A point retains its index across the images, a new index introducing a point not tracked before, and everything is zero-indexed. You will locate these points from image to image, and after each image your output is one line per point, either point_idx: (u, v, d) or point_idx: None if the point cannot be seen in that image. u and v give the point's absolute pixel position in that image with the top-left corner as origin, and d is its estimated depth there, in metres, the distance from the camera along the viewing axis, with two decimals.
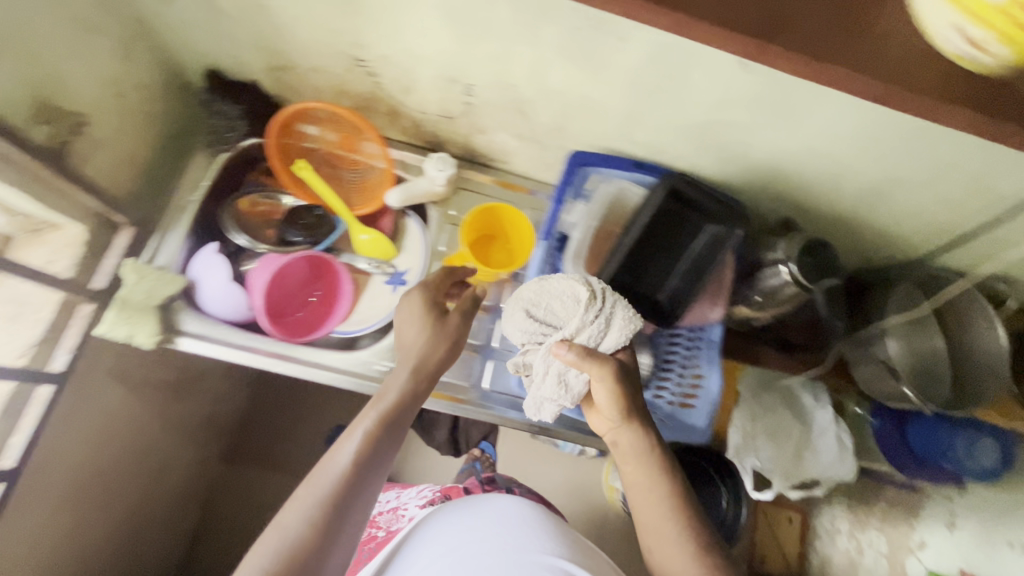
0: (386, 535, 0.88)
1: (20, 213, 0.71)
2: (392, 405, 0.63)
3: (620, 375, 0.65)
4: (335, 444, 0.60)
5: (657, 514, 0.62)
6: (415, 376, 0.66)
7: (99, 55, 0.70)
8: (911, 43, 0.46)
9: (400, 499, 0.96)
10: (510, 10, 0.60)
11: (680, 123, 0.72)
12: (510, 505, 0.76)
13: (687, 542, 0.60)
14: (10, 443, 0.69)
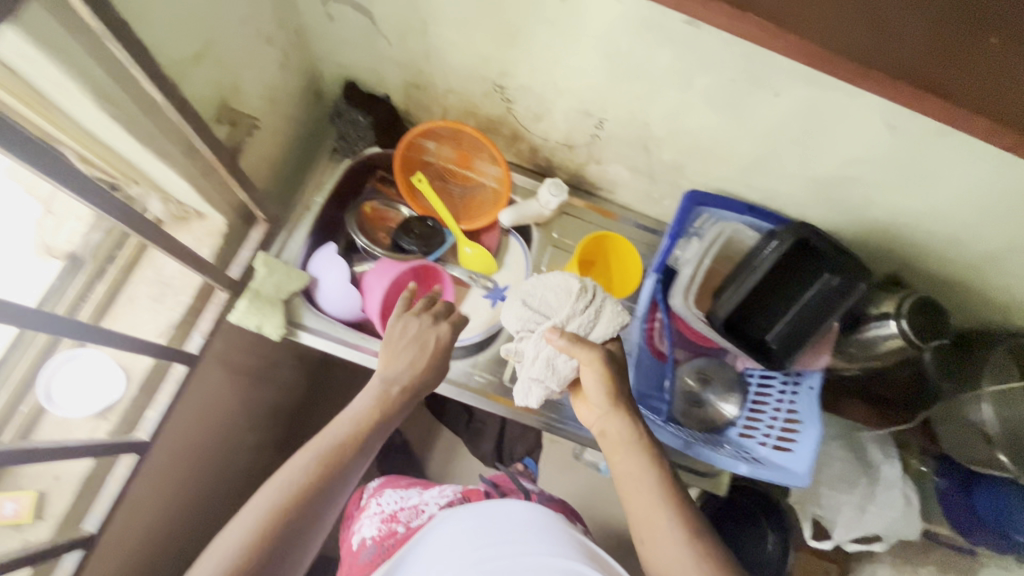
0: (407, 533, 0.80)
1: (175, 200, 0.75)
2: (373, 411, 0.68)
3: (609, 362, 0.68)
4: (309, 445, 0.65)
5: (646, 497, 0.65)
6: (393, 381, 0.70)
7: (267, 63, 0.75)
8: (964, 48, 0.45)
9: (421, 497, 0.88)
10: (671, 58, 0.63)
11: (805, 174, 0.74)
12: (517, 511, 0.72)
13: (675, 526, 0.63)
14: (146, 417, 0.74)
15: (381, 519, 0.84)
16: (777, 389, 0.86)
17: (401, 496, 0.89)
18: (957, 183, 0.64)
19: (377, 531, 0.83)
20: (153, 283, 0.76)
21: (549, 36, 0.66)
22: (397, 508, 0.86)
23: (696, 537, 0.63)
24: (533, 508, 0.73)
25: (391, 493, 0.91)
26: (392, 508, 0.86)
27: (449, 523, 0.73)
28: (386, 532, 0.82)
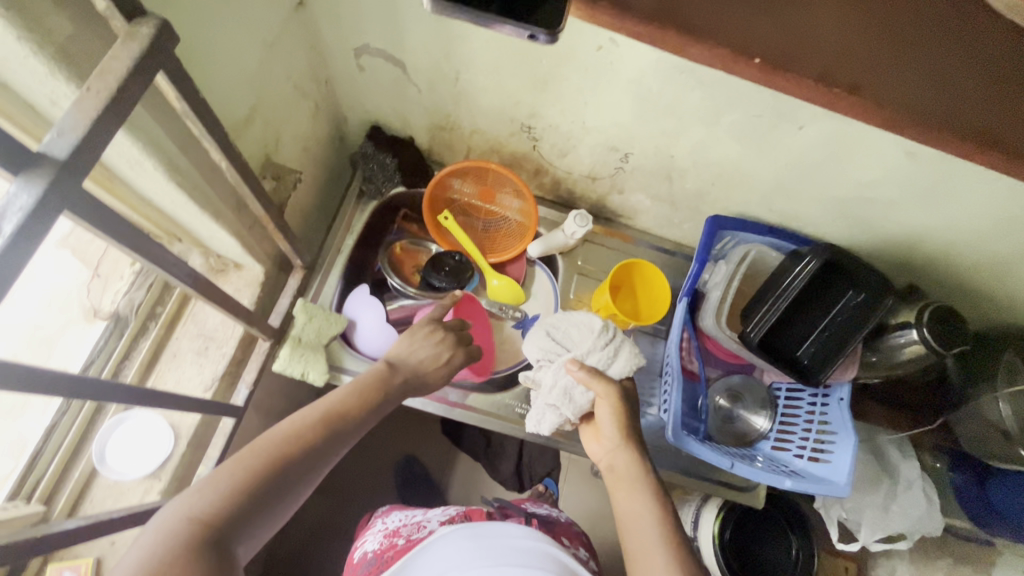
0: (406, 544, 0.79)
1: (214, 253, 0.76)
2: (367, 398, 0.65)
3: (622, 402, 0.69)
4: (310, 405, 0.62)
5: (644, 529, 0.61)
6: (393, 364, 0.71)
7: (301, 115, 0.77)
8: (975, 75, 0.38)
9: (425, 515, 0.89)
10: (701, 97, 0.66)
11: (825, 197, 0.78)
12: (513, 535, 0.73)
13: (665, 547, 0.59)
14: (199, 472, 0.72)
15: (384, 534, 0.86)
16: (806, 402, 0.88)
17: (407, 515, 0.92)
18: (971, 202, 0.68)
19: (379, 544, 0.84)
20: (196, 335, 0.77)
21: (581, 80, 0.69)
22: (399, 525, 0.87)
23: (680, 555, 0.59)
24: (532, 535, 0.73)
25: (399, 514, 0.94)
26: (396, 525, 0.88)
27: (450, 541, 0.72)
28: (386, 545, 0.82)
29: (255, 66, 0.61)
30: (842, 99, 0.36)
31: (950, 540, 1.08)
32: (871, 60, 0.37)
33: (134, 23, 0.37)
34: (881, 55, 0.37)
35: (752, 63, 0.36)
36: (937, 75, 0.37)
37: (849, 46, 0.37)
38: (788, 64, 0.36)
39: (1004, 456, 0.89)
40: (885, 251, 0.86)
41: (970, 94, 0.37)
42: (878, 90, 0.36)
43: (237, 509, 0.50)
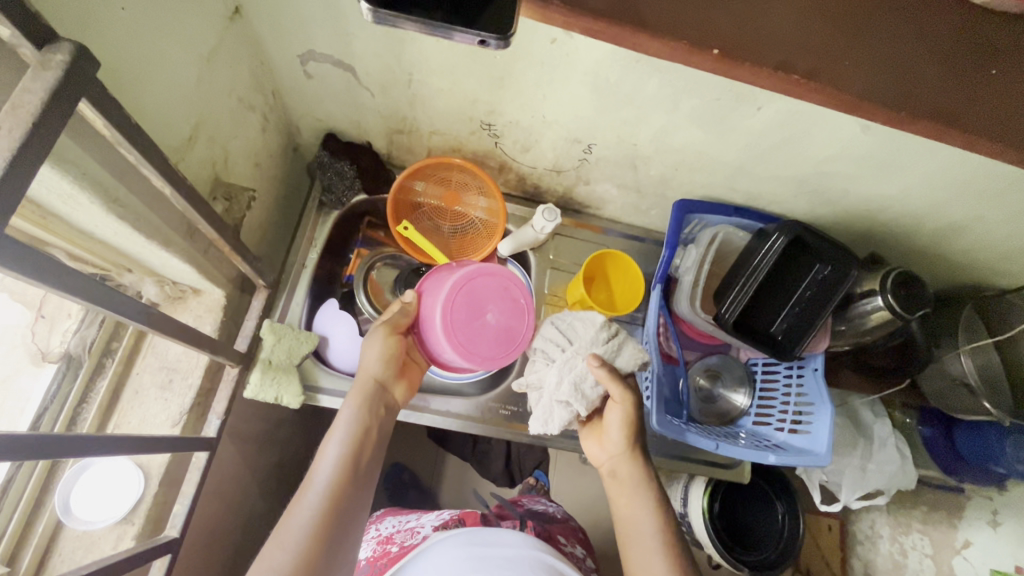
0: (399, 550, 0.78)
1: (169, 281, 0.73)
2: (360, 431, 0.66)
3: (637, 413, 0.70)
4: (310, 478, 0.62)
5: (646, 541, 0.64)
6: (366, 397, 0.69)
7: (249, 128, 0.73)
8: (931, 51, 0.37)
9: (418, 519, 0.88)
10: (659, 85, 0.65)
11: (787, 175, 0.79)
12: (505, 541, 0.73)
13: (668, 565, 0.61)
14: (175, 511, 0.69)
15: (377, 542, 0.85)
16: (783, 375, 0.89)
17: (401, 520, 0.91)
18: (924, 171, 0.70)
19: (372, 552, 0.83)
20: (158, 369, 0.73)
21: (538, 75, 0.68)
22: (393, 531, 0.87)
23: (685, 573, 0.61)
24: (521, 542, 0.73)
25: (393, 519, 0.93)
26: (390, 531, 0.88)
27: (444, 545, 0.72)
28: (379, 553, 0.81)
29: (193, 82, 0.57)
30: (804, 87, 0.36)
31: (923, 491, 1.13)
32: (832, 43, 0.36)
33: (47, 51, 0.34)
34: (835, 38, 0.37)
35: (712, 55, 0.35)
36: (898, 53, 0.37)
37: (802, 32, 0.37)
38: (749, 54, 0.35)
39: (969, 409, 0.92)
40: (847, 223, 0.87)
41: (931, 76, 0.37)
42: (839, 75, 0.36)
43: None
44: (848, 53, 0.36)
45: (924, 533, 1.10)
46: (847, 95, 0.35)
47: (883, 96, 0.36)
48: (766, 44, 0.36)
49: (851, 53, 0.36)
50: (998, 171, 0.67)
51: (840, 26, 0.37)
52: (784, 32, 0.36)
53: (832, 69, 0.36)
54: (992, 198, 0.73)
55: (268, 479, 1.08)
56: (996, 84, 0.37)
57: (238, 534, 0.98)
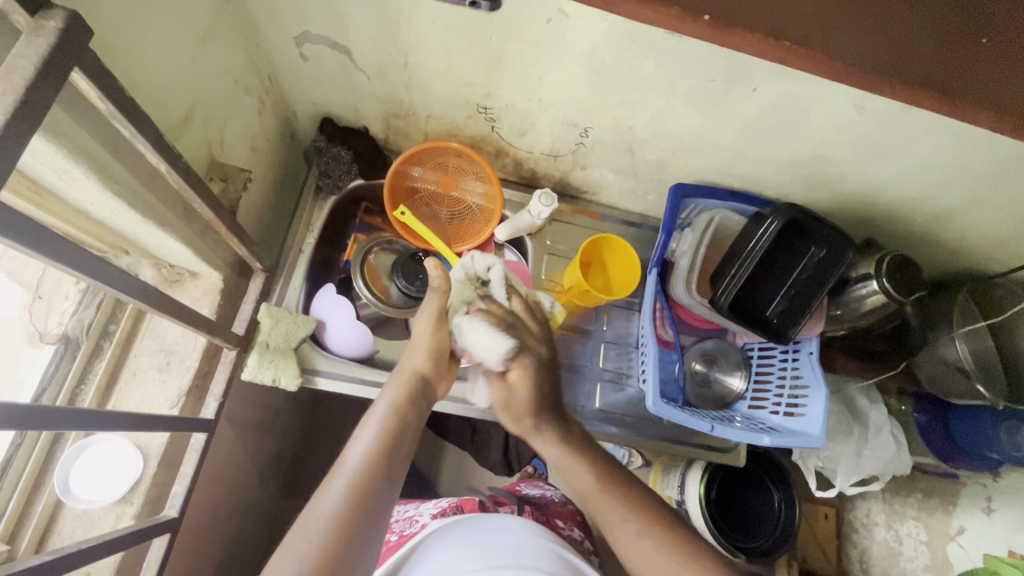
0: (399, 539, 0.80)
1: (166, 264, 0.73)
2: (397, 417, 0.64)
3: (538, 369, 0.71)
4: (338, 466, 0.58)
5: (600, 496, 0.67)
6: (405, 391, 0.67)
7: (246, 111, 0.73)
8: (915, 17, 0.37)
9: (417, 510, 0.89)
10: (655, 65, 0.65)
11: (783, 158, 0.79)
12: (508, 528, 0.74)
13: (629, 519, 0.65)
14: (174, 491, 0.70)
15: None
16: (779, 360, 0.90)
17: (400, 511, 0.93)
18: (920, 153, 0.70)
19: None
20: (156, 351, 0.73)
21: (534, 56, 0.68)
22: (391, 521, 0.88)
23: (649, 527, 0.64)
24: (521, 529, 0.74)
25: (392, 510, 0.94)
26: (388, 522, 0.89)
27: (448, 535, 0.73)
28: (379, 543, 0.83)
29: (188, 61, 0.57)
30: (789, 52, 0.36)
31: (918, 478, 1.13)
32: (822, 11, 0.37)
33: (40, 17, 0.34)
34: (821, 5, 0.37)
35: (702, 20, 0.36)
36: (890, 22, 0.37)
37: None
38: (741, 21, 0.36)
39: (964, 393, 0.93)
40: (843, 209, 0.87)
41: (921, 46, 0.37)
42: (829, 43, 0.36)
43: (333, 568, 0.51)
44: (831, 19, 0.37)
45: (918, 520, 1.11)
46: (837, 62, 0.36)
47: (865, 61, 0.36)
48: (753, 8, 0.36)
49: (834, 18, 0.37)
50: (994, 151, 0.67)
51: None
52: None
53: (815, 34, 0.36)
54: (986, 180, 0.73)
55: (267, 466, 1.09)
56: (976, 51, 0.37)
57: (237, 519, 0.99)
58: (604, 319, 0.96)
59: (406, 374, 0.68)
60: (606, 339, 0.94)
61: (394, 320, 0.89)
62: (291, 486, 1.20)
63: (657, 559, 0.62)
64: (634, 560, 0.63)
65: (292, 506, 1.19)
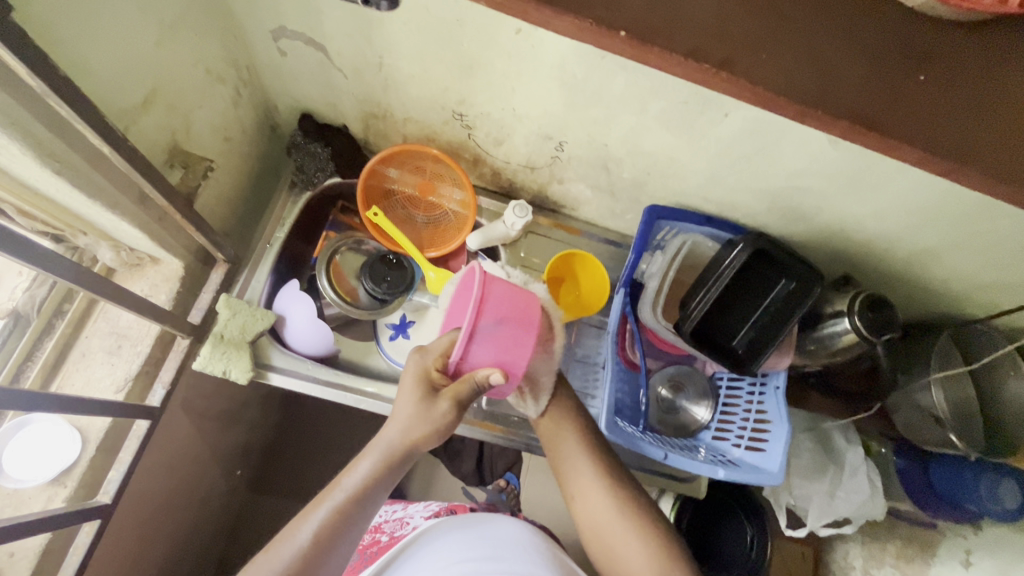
0: (389, 540, 0.79)
1: (127, 248, 0.72)
2: (375, 472, 0.59)
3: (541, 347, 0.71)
4: (283, 535, 0.56)
5: (569, 451, 0.71)
6: (387, 468, 0.60)
7: (216, 100, 0.74)
8: (838, 49, 0.38)
9: (406, 510, 0.87)
10: (621, 84, 0.65)
11: (761, 187, 0.77)
12: (505, 525, 0.76)
13: (599, 480, 0.68)
14: (109, 477, 0.69)
15: (364, 530, 0.85)
16: (745, 392, 0.88)
17: (387, 510, 0.90)
18: (891, 192, 0.68)
19: (361, 540, 0.83)
20: (108, 333, 0.73)
21: (506, 66, 0.67)
22: (381, 520, 0.86)
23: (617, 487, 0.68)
24: (514, 524, 0.76)
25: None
26: (377, 520, 0.87)
27: (437, 534, 0.74)
28: (369, 541, 0.82)
29: (150, 46, 0.58)
30: (712, 78, 0.36)
31: (898, 524, 1.09)
32: (750, 39, 0.37)
33: None
34: (750, 32, 0.37)
35: (618, 37, 0.36)
36: (816, 54, 0.38)
37: (716, 20, 0.37)
38: (657, 39, 0.36)
39: (936, 441, 0.89)
40: (824, 243, 0.85)
41: (849, 80, 0.37)
42: (749, 68, 0.36)
43: None
44: (757, 44, 0.37)
45: (897, 568, 1.07)
46: (757, 87, 0.36)
47: (785, 87, 0.36)
48: (678, 31, 0.37)
49: (762, 44, 0.37)
50: (971, 198, 0.65)
51: (755, 20, 0.38)
52: (698, 23, 0.37)
53: (739, 57, 0.36)
54: (963, 222, 0.70)
55: (234, 458, 1.07)
56: (889, 88, 0.38)
57: (194, 510, 0.97)
58: (573, 336, 0.94)
59: (398, 441, 0.60)
60: (572, 357, 0.92)
61: (359, 322, 0.88)
62: (259, 481, 1.18)
63: (608, 506, 0.67)
64: (585, 499, 0.68)
65: (257, 502, 1.17)
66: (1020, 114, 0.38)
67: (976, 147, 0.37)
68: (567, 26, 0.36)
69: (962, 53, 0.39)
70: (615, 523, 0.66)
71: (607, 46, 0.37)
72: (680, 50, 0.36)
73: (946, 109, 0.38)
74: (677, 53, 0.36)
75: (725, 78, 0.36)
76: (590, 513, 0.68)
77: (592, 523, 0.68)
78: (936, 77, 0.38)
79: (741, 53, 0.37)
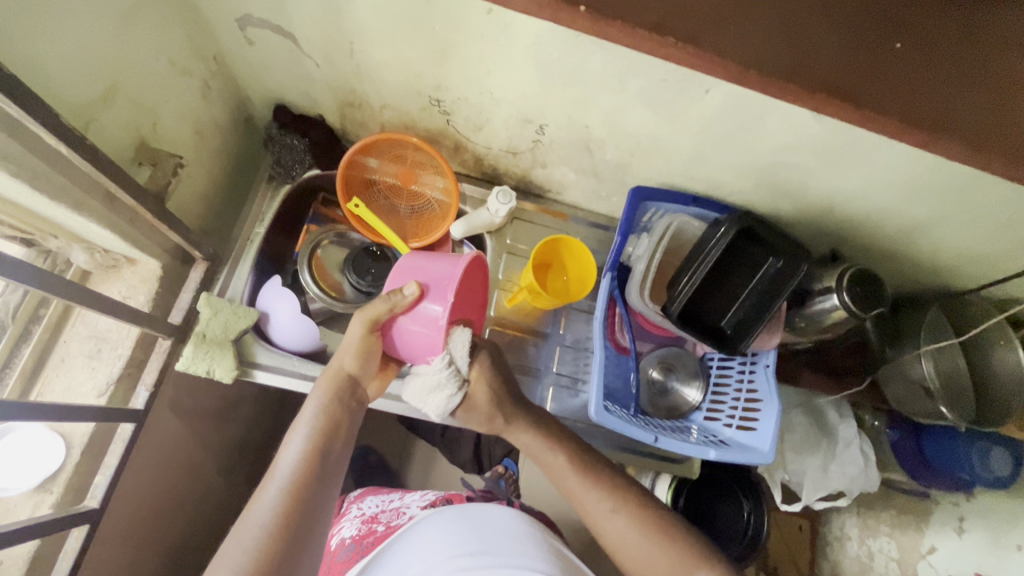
0: (385, 530, 0.78)
1: (101, 249, 0.71)
2: (322, 417, 0.61)
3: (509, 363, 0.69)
4: (245, 517, 0.54)
5: (571, 463, 0.69)
6: (327, 414, 0.62)
7: (183, 93, 0.71)
8: (811, 20, 0.37)
9: (403, 500, 0.87)
10: (598, 63, 0.63)
11: (745, 164, 0.75)
12: (502, 516, 0.76)
13: (614, 495, 0.65)
14: (96, 482, 0.69)
15: (362, 520, 0.84)
16: (735, 371, 0.88)
17: (384, 499, 0.90)
18: (877, 165, 0.67)
19: (357, 530, 0.83)
20: (87, 338, 0.72)
21: (480, 48, 0.65)
22: (378, 510, 0.86)
23: (633, 503, 0.65)
24: (511, 515, 0.76)
25: (375, 497, 0.92)
26: (374, 510, 0.87)
27: (434, 524, 0.74)
28: (365, 531, 0.81)
29: (106, 40, 0.56)
30: (682, 53, 0.35)
31: (892, 494, 1.11)
32: (717, 11, 0.36)
33: None
34: (718, 6, 0.36)
35: (579, 11, 0.34)
36: (788, 27, 0.37)
37: None
38: (621, 14, 0.35)
39: (925, 414, 0.89)
40: (811, 219, 0.84)
41: (823, 48, 0.36)
42: (718, 44, 0.35)
43: (271, 554, 0.52)
44: (726, 18, 0.36)
45: (891, 537, 1.09)
46: (726, 61, 0.35)
47: (752, 62, 0.35)
48: (642, 4, 0.35)
49: (731, 17, 0.36)
50: (960, 169, 0.64)
51: None
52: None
53: (704, 33, 0.36)
54: (950, 193, 0.69)
55: (230, 456, 1.07)
56: (864, 57, 0.37)
57: (192, 509, 0.97)
58: (562, 322, 0.93)
59: (332, 378, 0.64)
60: (562, 343, 0.91)
61: (346, 316, 0.88)
62: (257, 476, 1.18)
63: (632, 524, 0.65)
64: (604, 517, 0.66)
65: None
66: (999, 80, 0.37)
67: (956, 118, 0.36)
68: (527, 3, 0.35)
69: (939, 16, 0.38)
70: (634, 537, 0.65)
71: (568, 24, 0.35)
72: (645, 24, 0.35)
73: (922, 79, 0.37)
74: (643, 27, 0.35)
75: (693, 52, 0.35)
76: (611, 534, 0.66)
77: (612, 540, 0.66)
78: (913, 44, 0.37)
79: (706, 28, 0.36)
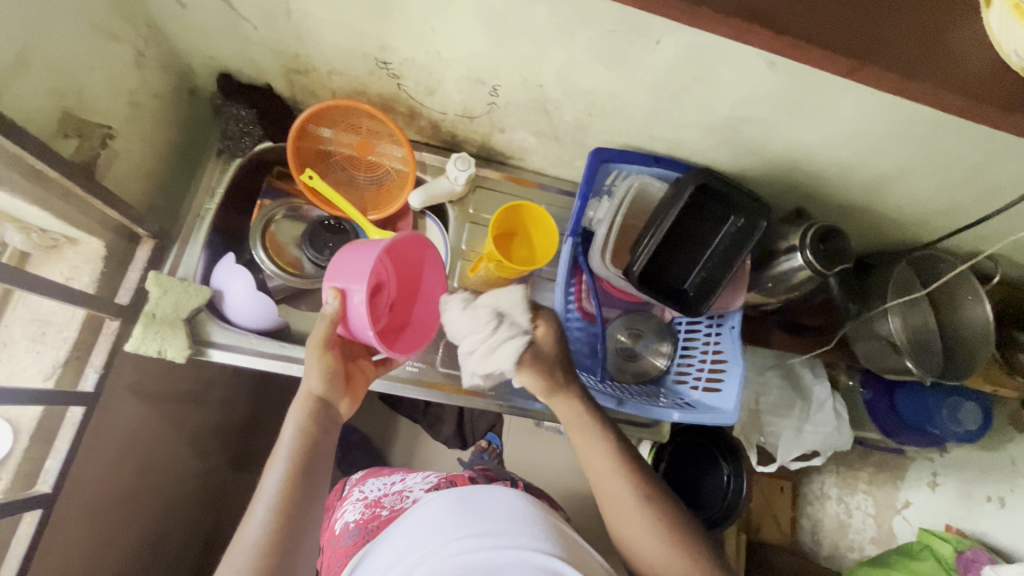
0: (390, 514, 0.78)
1: (36, 228, 0.68)
2: (301, 441, 0.59)
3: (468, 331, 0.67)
4: (232, 548, 0.52)
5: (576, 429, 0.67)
6: (305, 437, 0.59)
7: (113, 61, 0.68)
8: None
9: (405, 483, 0.86)
10: (544, 14, 0.60)
11: (704, 120, 0.73)
12: (504, 495, 0.67)
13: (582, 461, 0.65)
14: (46, 467, 0.68)
15: (365, 504, 0.83)
16: (703, 333, 0.87)
17: (386, 482, 0.89)
18: (836, 114, 0.65)
19: (360, 514, 0.82)
20: (29, 321, 0.70)
21: (419, 2, 0.62)
22: (381, 494, 0.85)
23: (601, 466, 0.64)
24: (514, 494, 0.67)
25: (377, 481, 0.91)
26: (376, 494, 0.86)
27: (429, 505, 0.66)
28: (369, 516, 0.80)
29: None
30: None
31: (869, 452, 1.12)
32: None
33: None
34: None
35: None
36: None
37: None
38: None
39: (893, 369, 0.89)
40: (777, 177, 0.83)
41: None
42: None
43: None
44: None
45: (868, 494, 1.11)
46: None
47: None
48: None
49: None
50: (919, 116, 0.63)
51: None
52: None
53: None
54: (912, 142, 0.68)
55: (207, 440, 1.07)
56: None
57: (167, 493, 0.97)
58: (528, 290, 0.91)
59: (304, 398, 0.62)
60: None
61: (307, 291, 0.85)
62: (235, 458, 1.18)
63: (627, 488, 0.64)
64: (603, 482, 0.66)
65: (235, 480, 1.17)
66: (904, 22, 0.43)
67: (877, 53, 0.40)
68: None
69: None
70: (622, 500, 0.64)
71: None
72: None
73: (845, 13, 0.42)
74: None
75: None
76: (609, 499, 0.65)
77: (607, 504, 0.66)
78: None
79: None
